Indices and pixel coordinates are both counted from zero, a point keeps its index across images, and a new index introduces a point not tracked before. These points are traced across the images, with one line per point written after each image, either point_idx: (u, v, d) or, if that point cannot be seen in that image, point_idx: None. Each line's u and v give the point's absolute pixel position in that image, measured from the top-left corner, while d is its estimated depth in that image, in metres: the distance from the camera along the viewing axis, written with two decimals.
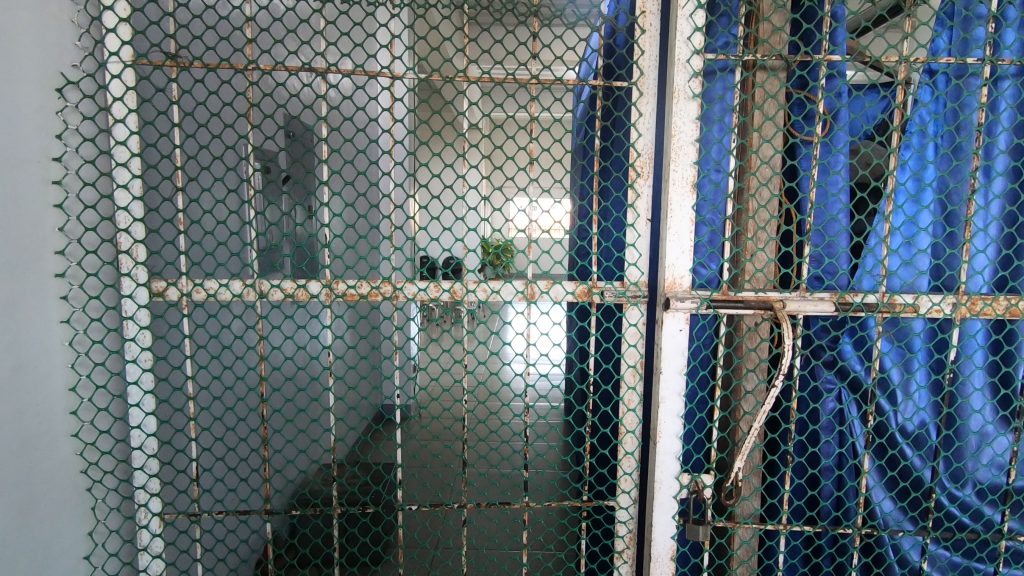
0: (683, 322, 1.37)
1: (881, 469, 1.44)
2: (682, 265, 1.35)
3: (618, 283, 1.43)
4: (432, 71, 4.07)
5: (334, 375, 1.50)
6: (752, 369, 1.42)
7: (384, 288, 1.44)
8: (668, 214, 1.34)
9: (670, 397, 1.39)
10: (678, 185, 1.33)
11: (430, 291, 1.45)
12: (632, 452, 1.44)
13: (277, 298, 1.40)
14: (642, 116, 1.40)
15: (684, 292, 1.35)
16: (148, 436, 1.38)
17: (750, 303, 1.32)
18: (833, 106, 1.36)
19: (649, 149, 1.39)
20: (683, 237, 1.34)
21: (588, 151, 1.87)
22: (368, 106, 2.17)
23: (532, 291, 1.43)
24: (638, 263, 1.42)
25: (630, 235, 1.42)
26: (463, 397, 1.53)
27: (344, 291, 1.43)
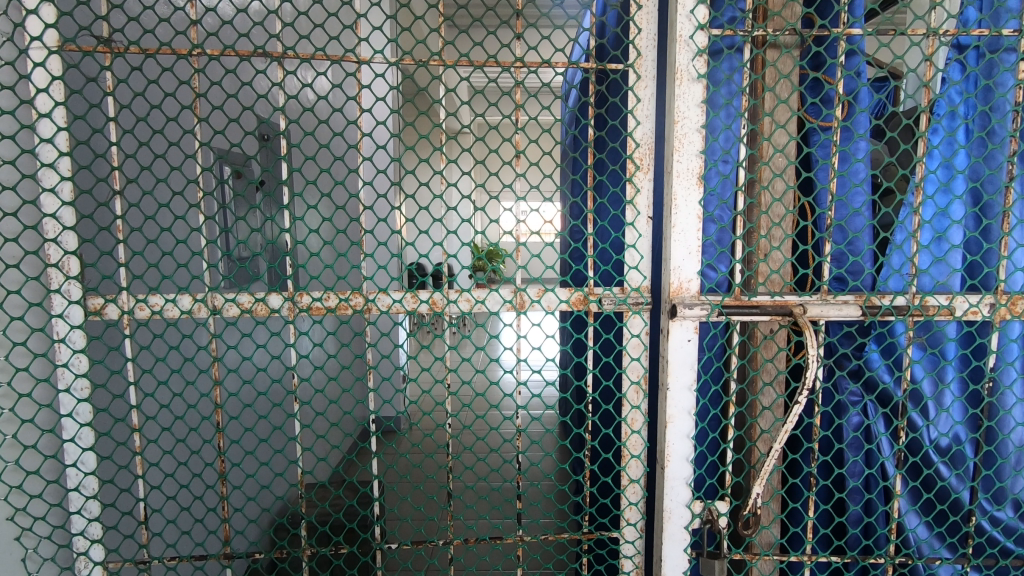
0: (692, 331, 1.22)
1: (915, 492, 1.29)
2: (691, 268, 1.21)
3: (617, 290, 1.29)
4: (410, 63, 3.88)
5: (301, 399, 1.33)
6: (768, 382, 1.28)
7: (354, 301, 1.27)
8: (673, 212, 1.20)
9: (680, 416, 1.25)
10: (683, 179, 1.19)
11: (406, 303, 1.29)
12: (637, 479, 1.29)
13: (233, 315, 1.23)
14: (640, 103, 1.26)
15: (691, 299, 1.21)
16: (86, 476, 1.19)
17: (766, 308, 1.19)
18: (854, 87, 1.21)
19: (648, 139, 1.25)
20: (691, 237, 1.20)
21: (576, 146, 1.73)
22: (340, 102, 2.03)
23: (521, 300, 1.28)
24: (639, 265, 1.28)
25: (629, 235, 1.28)
26: (447, 421, 1.35)
27: (309, 305, 1.26)
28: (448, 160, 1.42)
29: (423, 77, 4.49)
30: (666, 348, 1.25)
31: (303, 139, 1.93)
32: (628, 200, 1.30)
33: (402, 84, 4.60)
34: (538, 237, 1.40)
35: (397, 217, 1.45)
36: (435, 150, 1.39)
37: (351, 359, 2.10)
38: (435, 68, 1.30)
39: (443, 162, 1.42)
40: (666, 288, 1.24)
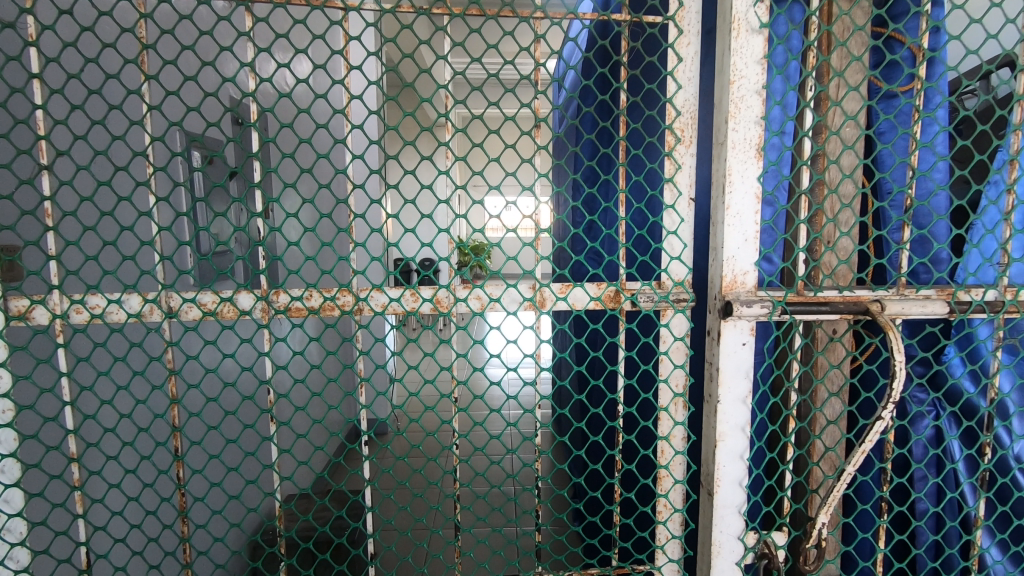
0: (747, 334, 1.03)
1: (1001, 518, 1.11)
2: (750, 258, 1.02)
3: (655, 285, 1.09)
4: (397, 21, 3.56)
5: (278, 420, 1.10)
6: (830, 389, 1.10)
7: (341, 302, 1.06)
8: (727, 191, 1.00)
9: (732, 433, 1.06)
10: (740, 153, 0.99)
11: (405, 304, 1.08)
12: (679, 507, 1.09)
13: (193, 318, 1.01)
14: (681, 63, 1.06)
15: (746, 295, 1.02)
16: (10, 522, 0.95)
17: (837, 305, 1.01)
18: (938, 43, 1.02)
19: (691, 106, 1.06)
20: (749, 223, 1.01)
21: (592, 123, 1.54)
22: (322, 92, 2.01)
23: (542, 297, 1.07)
24: (683, 254, 1.09)
25: (669, 219, 1.08)
26: (455, 443, 1.13)
27: (286, 305, 1.05)
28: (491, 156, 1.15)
29: (412, 41, 4.14)
30: (715, 353, 1.05)
31: (277, 113, 1.68)
32: (666, 179, 1.10)
33: (388, 45, 4.28)
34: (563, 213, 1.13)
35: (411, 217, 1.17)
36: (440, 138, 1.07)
37: (335, 362, 1.86)
38: (437, 15, 1.03)
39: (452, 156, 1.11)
40: (714, 283, 1.05)
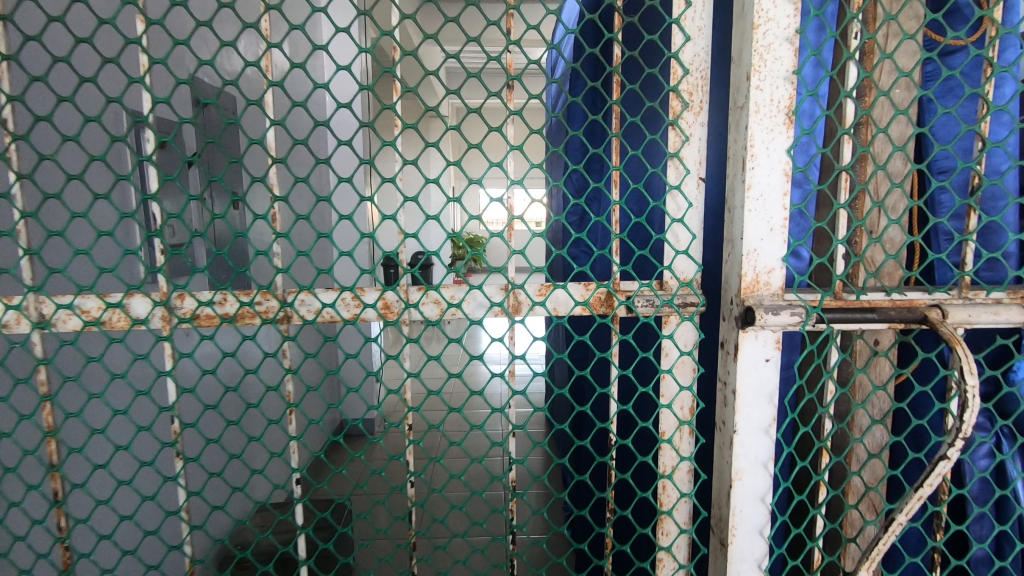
0: (772, 347, 0.82)
1: None
2: (777, 252, 0.81)
3: (656, 285, 0.88)
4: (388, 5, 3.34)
5: (185, 456, 0.87)
6: (870, 414, 0.89)
7: (264, 308, 0.84)
8: (750, 167, 0.78)
9: (751, 470, 0.85)
10: (766, 119, 0.78)
11: (345, 311, 0.86)
12: (684, 561, 0.88)
13: (69, 328, 0.80)
14: (689, 10, 0.85)
15: (771, 299, 0.81)
16: None
17: (886, 311, 0.80)
18: None
19: (700, 64, 0.85)
20: (776, 208, 0.80)
21: (585, 102, 1.33)
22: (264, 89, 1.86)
23: (516, 302, 0.87)
24: (691, 247, 0.88)
25: (672, 204, 0.88)
26: (409, 484, 0.91)
27: (193, 312, 0.83)
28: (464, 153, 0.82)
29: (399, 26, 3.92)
30: (731, 372, 0.84)
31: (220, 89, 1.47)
32: (669, 155, 0.89)
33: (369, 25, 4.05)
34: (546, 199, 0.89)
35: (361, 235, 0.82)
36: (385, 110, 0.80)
37: None
38: None
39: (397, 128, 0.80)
40: (730, 283, 0.84)
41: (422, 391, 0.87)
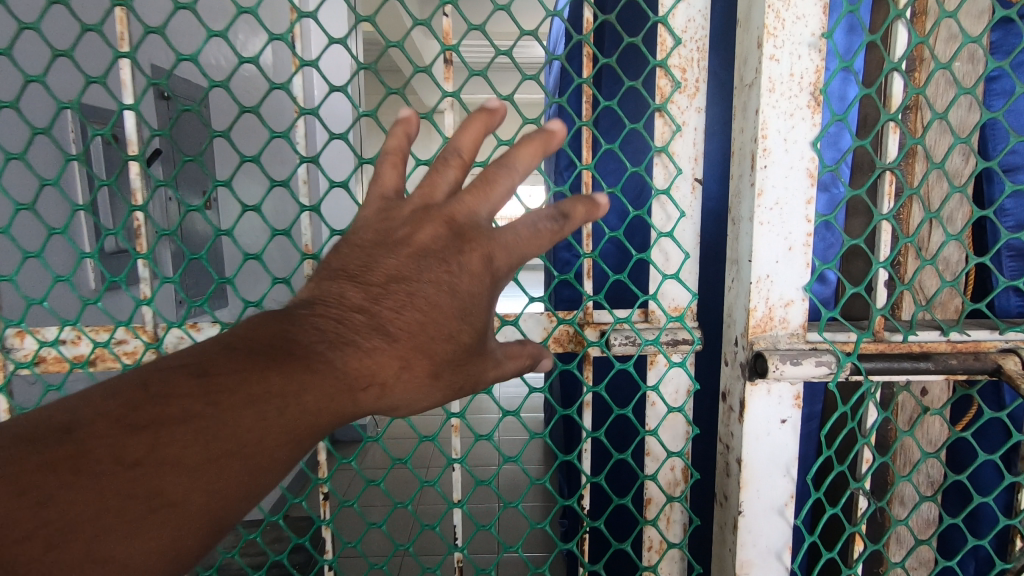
0: (788, 404, 0.62)
1: None
2: (796, 278, 0.60)
3: (640, 317, 0.69)
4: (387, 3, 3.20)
5: None
6: (914, 484, 0.70)
7: (129, 350, 0.64)
8: (763, 164, 0.58)
9: (762, 562, 0.65)
10: (785, 100, 0.57)
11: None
12: None
13: None
14: None
15: (789, 342, 0.61)
16: None
17: (944, 359, 0.60)
18: None
19: (692, 34, 0.67)
20: (797, 220, 0.59)
21: (569, 98, 1.14)
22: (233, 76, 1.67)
23: None
24: (682, 269, 0.69)
25: (659, 213, 0.69)
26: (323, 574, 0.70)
27: (35, 354, 0.63)
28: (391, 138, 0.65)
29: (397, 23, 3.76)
30: (733, 436, 0.63)
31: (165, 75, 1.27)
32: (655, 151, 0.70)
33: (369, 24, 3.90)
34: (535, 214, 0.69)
35: (246, 260, 0.63)
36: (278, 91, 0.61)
37: None
38: None
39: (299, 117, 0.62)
40: (734, 318, 0.63)
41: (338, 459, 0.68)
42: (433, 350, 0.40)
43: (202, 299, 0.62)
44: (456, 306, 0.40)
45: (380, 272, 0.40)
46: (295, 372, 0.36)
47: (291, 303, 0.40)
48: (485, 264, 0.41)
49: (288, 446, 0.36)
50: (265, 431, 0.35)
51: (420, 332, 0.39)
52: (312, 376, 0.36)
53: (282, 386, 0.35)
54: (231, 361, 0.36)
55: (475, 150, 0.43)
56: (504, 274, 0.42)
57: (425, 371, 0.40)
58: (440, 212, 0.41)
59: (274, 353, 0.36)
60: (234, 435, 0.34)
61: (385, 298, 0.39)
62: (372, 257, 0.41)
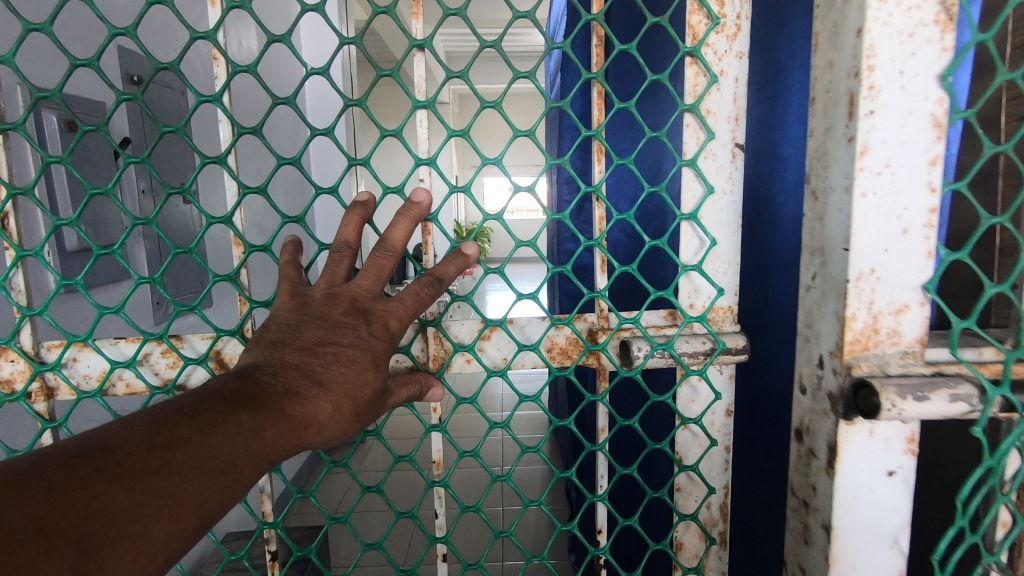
0: (898, 450, 0.46)
1: None
2: (911, 272, 0.44)
3: (660, 317, 0.56)
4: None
5: None
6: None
7: (4, 379, 0.50)
8: (869, 109, 0.42)
9: None
10: (902, 13, 0.41)
11: (155, 373, 0.52)
12: None
13: None
14: None
15: (901, 365, 0.45)
16: None
17: None
18: None
19: None
20: (915, 190, 0.43)
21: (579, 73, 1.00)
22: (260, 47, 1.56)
23: (438, 356, 0.56)
24: (706, 259, 0.55)
25: (687, 186, 0.56)
26: None
27: None
28: (349, 104, 0.51)
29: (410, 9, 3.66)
30: (817, 492, 0.48)
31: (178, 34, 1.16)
32: (685, 105, 0.55)
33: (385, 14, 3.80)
34: (530, 194, 0.57)
35: (175, 255, 0.49)
36: (194, 41, 0.48)
37: None
38: None
39: (223, 67, 0.49)
40: (818, 329, 0.48)
41: (293, 496, 0.55)
42: (355, 385, 0.48)
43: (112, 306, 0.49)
44: (371, 358, 0.49)
45: (302, 339, 0.48)
46: (259, 410, 0.43)
47: (239, 365, 0.47)
48: (386, 330, 0.50)
49: (251, 467, 0.43)
50: (237, 450, 0.42)
51: (345, 383, 0.47)
52: (260, 417, 0.43)
53: (239, 427, 0.42)
54: (211, 397, 0.43)
55: (405, 241, 0.53)
56: (401, 334, 0.51)
57: (351, 411, 0.48)
58: (344, 295, 0.50)
59: (238, 399, 0.43)
60: (217, 454, 0.41)
61: (317, 355, 0.47)
62: (294, 329, 0.49)
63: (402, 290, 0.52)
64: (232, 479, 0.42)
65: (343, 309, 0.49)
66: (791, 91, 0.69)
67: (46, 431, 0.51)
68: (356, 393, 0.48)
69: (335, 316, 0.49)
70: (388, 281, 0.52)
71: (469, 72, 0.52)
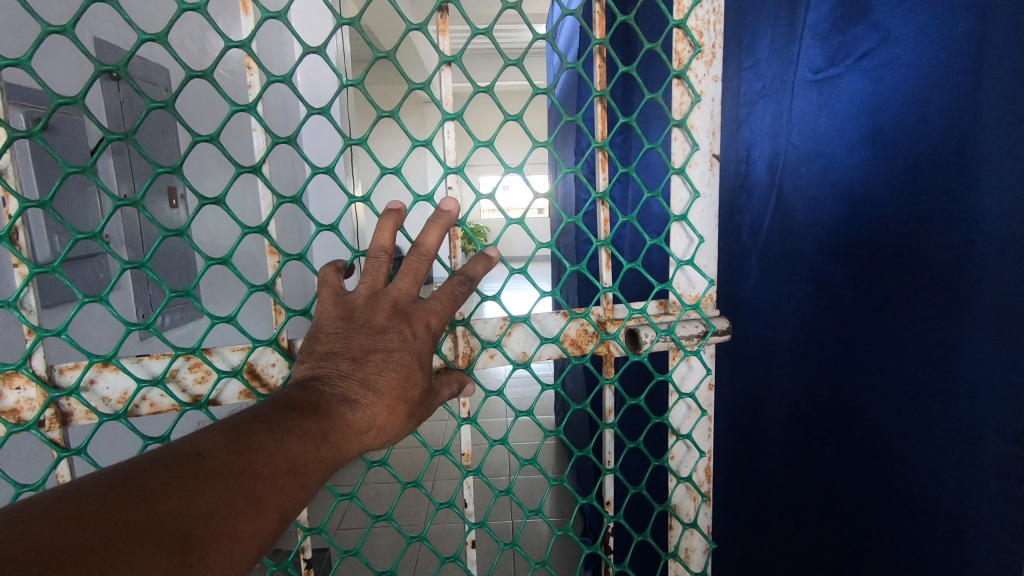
0: None
1: None
2: None
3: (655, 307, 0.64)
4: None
5: None
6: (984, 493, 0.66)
7: (8, 408, 0.46)
8: None
9: None
10: None
11: (183, 390, 0.50)
12: None
13: None
14: None
15: None
16: None
17: None
18: None
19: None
20: None
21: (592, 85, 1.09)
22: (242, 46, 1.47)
23: (466, 352, 0.59)
24: (696, 254, 0.64)
25: (676, 192, 0.64)
26: None
27: None
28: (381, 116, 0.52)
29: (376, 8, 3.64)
30: None
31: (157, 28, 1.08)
32: (671, 122, 0.63)
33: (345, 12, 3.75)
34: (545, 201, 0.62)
35: (212, 267, 0.48)
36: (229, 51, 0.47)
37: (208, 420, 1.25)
38: None
39: (255, 76, 0.49)
40: None
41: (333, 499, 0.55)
42: (406, 387, 0.50)
43: (141, 323, 0.46)
44: (417, 360, 0.51)
45: (353, 348, 0.49)
46: (324, 417, 0.44)
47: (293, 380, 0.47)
48: (427, 330, 0.52)
49: (323, 472, 0.43)
50: (309, 455, 0.42)
51: (396, 385, 0.49)
52: (327, 423, 0.44)
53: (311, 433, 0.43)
54: (275, 406, 0.44)
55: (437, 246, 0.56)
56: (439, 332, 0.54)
57: (405, 412, 0.49)
58: (386, 298, 0.52)
59: (303, 408, 0.44)
60: (293, 459, 0.41)
61: (370, 361, 0.49)
62: (344, 339, 0.50)
63: (436, 291, 0.55)
64: (309, 485, 0.42)
65: (387, 316, 0.51)
66: (894, 61, 0.65)
67: (62, 461, 0.48)
68: (405, 395, 0.50)
69: (381, 323, 0.51)
70: (424, 283, 0.54)
71: (493, 89, 0.56)
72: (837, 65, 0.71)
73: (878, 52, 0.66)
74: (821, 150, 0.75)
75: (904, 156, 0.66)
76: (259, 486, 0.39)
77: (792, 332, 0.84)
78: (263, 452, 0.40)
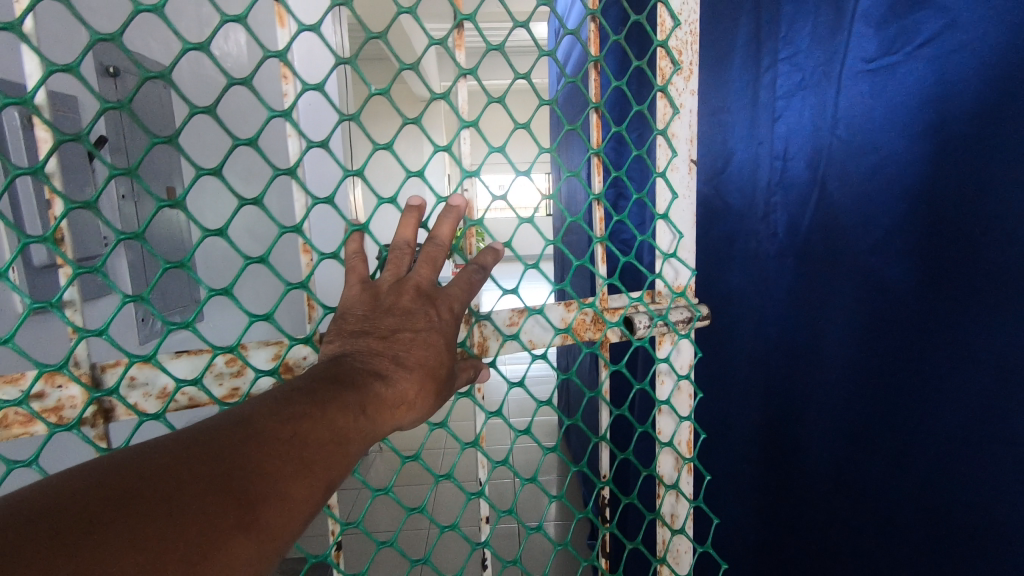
0: None
1: None
2: None
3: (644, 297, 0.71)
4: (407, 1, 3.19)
5: None
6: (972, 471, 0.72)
7: (51, 407, 0.46)
8: None
9: None
10: None
11: (221, 384, 0.53)
12: None
13: None
14: None
15: None
16: None
17: None
18: None
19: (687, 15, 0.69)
20: None
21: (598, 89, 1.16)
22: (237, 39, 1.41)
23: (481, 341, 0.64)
24: (680, 249, 0.72)
25: (661, 194, 0.71)
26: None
27: None
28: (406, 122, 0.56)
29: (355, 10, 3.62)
30: None
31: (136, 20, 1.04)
32: (657, 131, 0.71)
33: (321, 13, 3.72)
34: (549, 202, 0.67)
35: (253, 265, 0.50)
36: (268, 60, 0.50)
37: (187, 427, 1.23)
38: None
39: (290, 83, 0.52)
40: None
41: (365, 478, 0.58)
42: (433, 366, 0.51)
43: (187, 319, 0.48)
44: (442, 341, 0.53)
45: (381, 328, 0.51)
46: (362, 389, 0.46)
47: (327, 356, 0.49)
48: (452, 314, 0.55)
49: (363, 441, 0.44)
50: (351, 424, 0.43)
51: (421, 366, 0.51)
52: (366, 394, 0.45)
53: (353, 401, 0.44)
54: (316, 379, 0.45)
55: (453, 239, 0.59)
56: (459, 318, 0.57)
57: (432, 388, 0.51)
58: (411, 285, 0.54)
59: (342, 381, 0.45)
60: (338, 425, 0.42)
61: (398, 341, 0.50)
62: (372, 321, 0.52)
63: (454, 282, 0.58)
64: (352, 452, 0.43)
65: (411, 299, 0.53)
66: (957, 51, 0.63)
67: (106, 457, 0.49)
68: (432, 373, 0.52)
69: (406, 304, 0.53)
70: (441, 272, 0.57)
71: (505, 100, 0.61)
72: (892, 54, 0.69)
73: (942, 38, 0.64)
74: (876, 143, 0.73)
75: (956, 148, 0.65)
76: (308, 450, 0.40)
77: (817, 331, 0.84)
78: (310, 417, 0.41)
